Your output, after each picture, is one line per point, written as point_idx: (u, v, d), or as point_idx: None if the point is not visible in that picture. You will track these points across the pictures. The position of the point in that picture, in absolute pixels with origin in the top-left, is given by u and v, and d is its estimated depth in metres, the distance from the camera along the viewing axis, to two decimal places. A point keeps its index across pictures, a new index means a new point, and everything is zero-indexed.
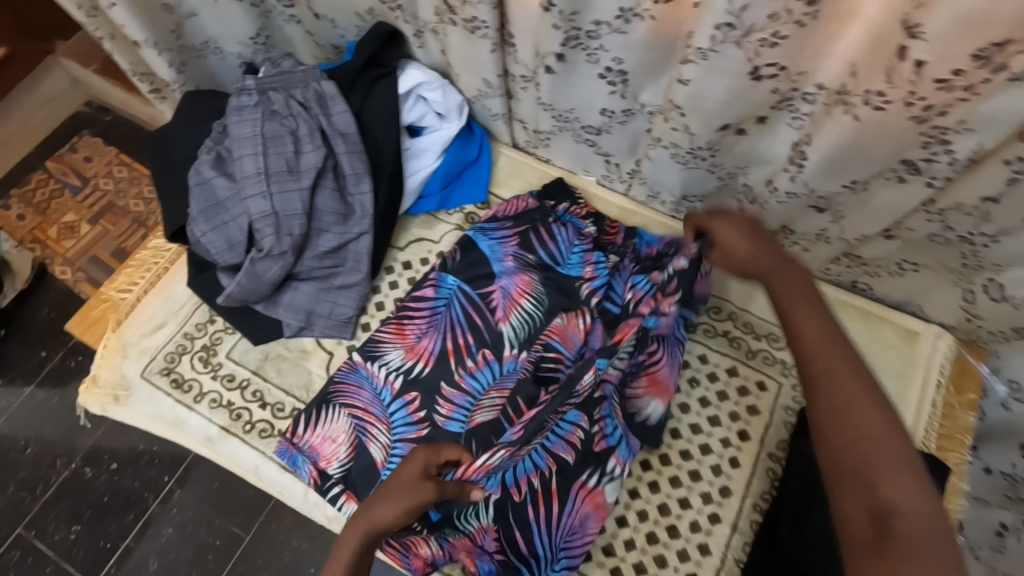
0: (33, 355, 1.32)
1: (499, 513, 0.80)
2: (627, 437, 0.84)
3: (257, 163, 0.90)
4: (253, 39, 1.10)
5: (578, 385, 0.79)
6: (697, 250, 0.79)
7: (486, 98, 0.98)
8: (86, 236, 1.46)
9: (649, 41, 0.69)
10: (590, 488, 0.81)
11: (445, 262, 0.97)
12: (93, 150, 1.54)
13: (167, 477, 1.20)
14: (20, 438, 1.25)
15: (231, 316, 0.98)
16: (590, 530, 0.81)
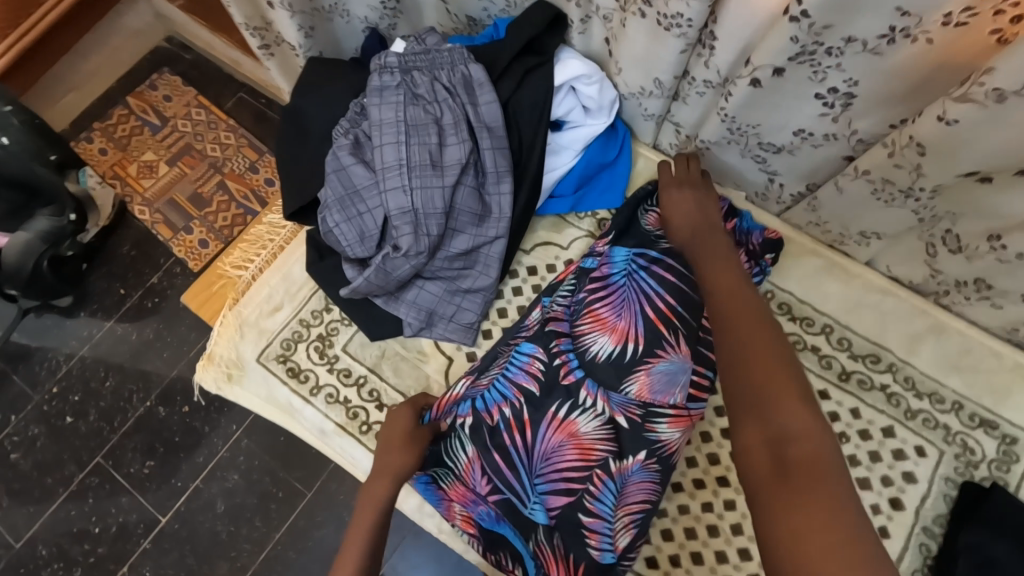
0: (112, 291, 1.29)
1: (477, 438, 0.83)
2: (590, 369, 0.80)
3: (398, 152, 0.83)
4: (383, 4, 1.00)
5: (527, 321, 0.90)
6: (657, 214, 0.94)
7: (646, 97, 0.87)
8: (164, 176, 1.39)
9: (906, 67, 0.59)
10: (561, 418, 0.80)
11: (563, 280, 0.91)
12: (172, 88, 1.45)
13: (235, 426, 1.16)
14: (100, 369, 1.24)
15: (349, 308, 0.93)
16: (566, 456, 0.79)
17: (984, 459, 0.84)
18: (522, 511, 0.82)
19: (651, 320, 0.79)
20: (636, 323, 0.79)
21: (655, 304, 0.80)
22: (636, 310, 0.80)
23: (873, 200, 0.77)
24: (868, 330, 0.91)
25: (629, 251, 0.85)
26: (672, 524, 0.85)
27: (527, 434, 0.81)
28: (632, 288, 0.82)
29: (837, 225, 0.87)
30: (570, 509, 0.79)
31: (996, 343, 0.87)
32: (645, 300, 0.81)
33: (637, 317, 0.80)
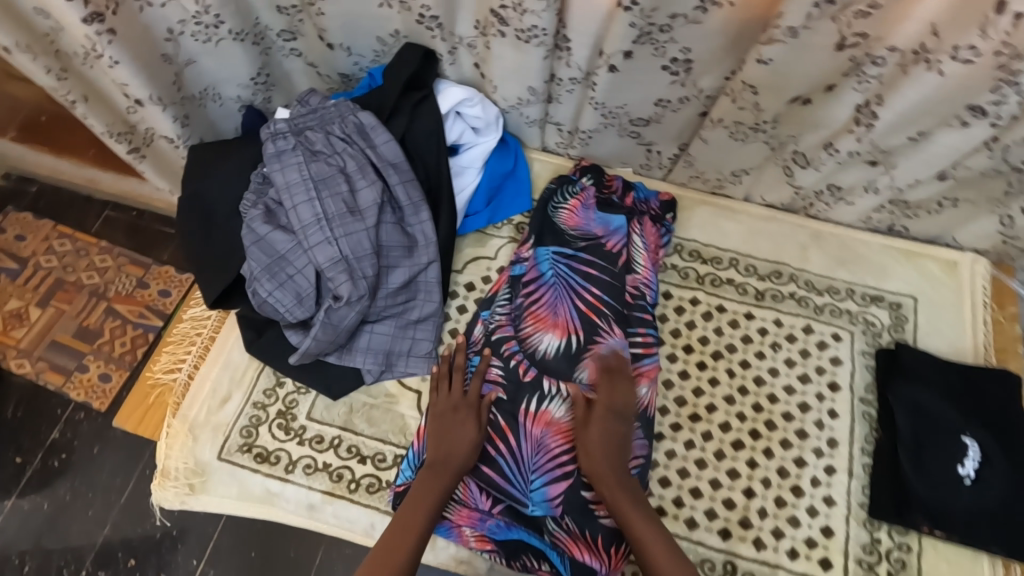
0: (7, 463, 1.15)
1: None
2: (549, 362, 0.90)
3: (314, 208, 0.85)
4: (254, 80, 1.03)
5: (472, 337, 0.94)
6: (565, 215, 1.00)
7: (525, 105, 0.97)
8: (38, 322, 1.27)
9: (723, 29, 0.72)
10: (535, 412, 0.87)
11: (494, 296, 0.97)
12: (23, 226, 1.35)
13: (196, 560, 1.06)
14: (13, 557, 1.09)
15: (304, 373, 0.92)
16: (551, 448, 0.85)
17: (883, 327, 0.99)
18: (524, 511, 0.84)
19: (584, 311, 0.92)
20: (572, 315, 0.92)
21: (584, 297, 0.93)
22: (569, 304, 0.93)
23: (734, 142, 0.91)
24: (765, 252, 1.04)
25: (549, 250, 0.96)
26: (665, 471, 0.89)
27: (510, 439, 0.86)
28: (560, 286, 0.94)
29: (713, 172, 1.02)
30: (570, 490, 0.83)
31: (858, 231, 1.05)
32: (575, 294, 0.93)
33: (571, 311, 0.93)
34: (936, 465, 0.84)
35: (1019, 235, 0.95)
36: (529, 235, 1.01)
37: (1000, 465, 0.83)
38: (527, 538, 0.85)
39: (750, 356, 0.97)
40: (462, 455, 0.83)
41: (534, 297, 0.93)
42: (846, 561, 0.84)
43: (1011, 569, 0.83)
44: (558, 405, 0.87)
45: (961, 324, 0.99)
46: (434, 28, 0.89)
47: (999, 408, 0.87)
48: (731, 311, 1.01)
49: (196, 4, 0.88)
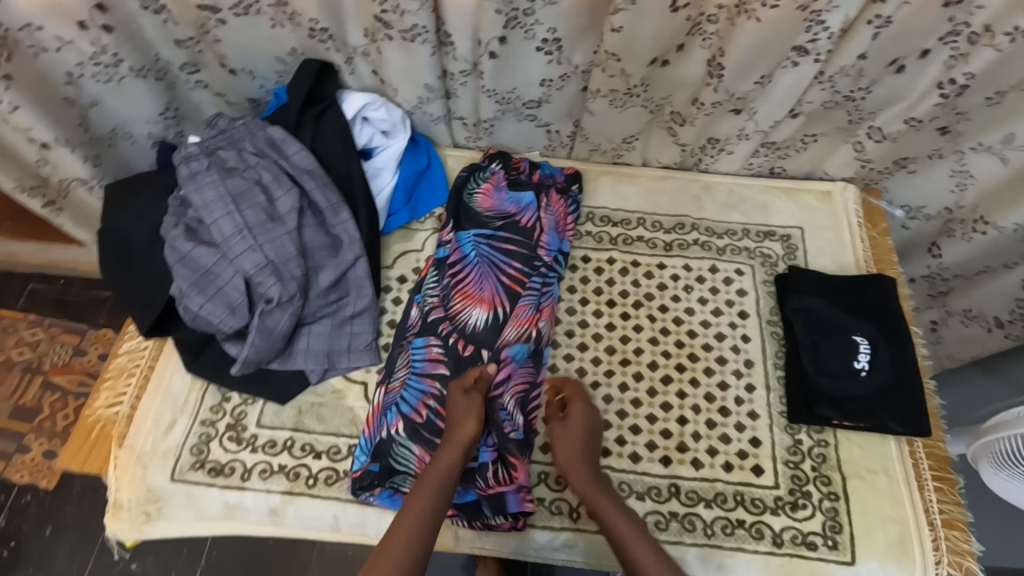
0: None
1: (415, 436, 0.89)
2: (483, 334, 0.96)
3: (234, 220, 0.89)
4: (164, 115, 1.06)
5: (408, 321, 1.00)
6: (479, 196, 1.08)
7: (427, 103, 1.04)
8: None
9: (577, 7, 0.85)
10: None
11: (421, 280, 1.03)
12: None
13: None
14: None
15: (247, 384, 0.94)
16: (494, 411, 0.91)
17: (778, 258, 1.11)
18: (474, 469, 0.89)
19: (507, 284, 1.00)
20: (497, 289, 0.99)
21: (506, 271, 1.01)
22: (493, 280, 1.00)
23: (616, 109, 1.01)
24: (667, 207, 1.15)
25: (470, 233, 1.04)
26: (605, 414, 0.96)
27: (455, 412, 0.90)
28: (483, 264, 1.01)
29: (607, 142, 1.11)
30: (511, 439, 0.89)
31: (745, 177, 1.17)
32: (498, 269, 1.01)
33: (496, 286, 1.00)
34: (834, 364, 0.95)
35: (873, 158, 1.08)
36: (448, 220, 1.07)
37: (885, 354, 0.95)
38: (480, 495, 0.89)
39: (667, 300, 1.06)
40: (465, 436, 0.81)
41: (460, 278, 1.00)
42: (775, 464, 0.92)
43: (914, 444, 0.94)
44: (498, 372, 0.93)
45: (842, 244, 1.11)
46: (328, 40, 0.97)
47: (880, 306, 1.00)
48: (645, 264, 1.10)
49: (92, 45, 0.91)
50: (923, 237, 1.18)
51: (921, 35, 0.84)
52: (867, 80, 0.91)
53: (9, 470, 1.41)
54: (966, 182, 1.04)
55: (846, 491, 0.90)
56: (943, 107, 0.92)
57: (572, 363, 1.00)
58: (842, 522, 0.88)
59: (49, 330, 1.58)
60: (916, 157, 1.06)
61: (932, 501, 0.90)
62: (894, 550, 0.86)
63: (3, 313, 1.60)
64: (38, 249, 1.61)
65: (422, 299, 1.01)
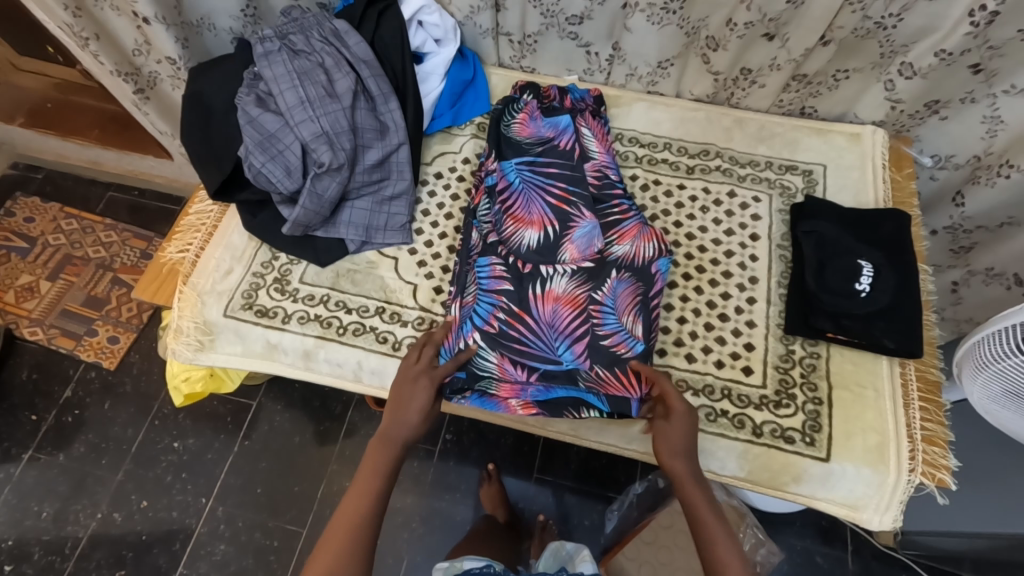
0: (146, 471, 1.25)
1: (490, 347, 0.94)
2: (536, 246, 1.00)
3: (298, 94, 1.01)
4: (243, 12, 1.18)
5: (469, 245, 1.06)
6: (516, 128, 1.13)
7: (478, 13, 1.14)
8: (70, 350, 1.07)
9: None
10: (542, 293, 0.96)
11: (473, 208, 1.10)
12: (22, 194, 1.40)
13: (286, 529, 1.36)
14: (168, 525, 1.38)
15: (294, 246, 1.07)
16: (564, 318, 0.95)
17: (798, 190, 1.15)
18: (557, 371, 0.94)
19: (554, 204, 1.04)
20: (545, 210, 1.03)
21: (552, 192, 1.05)
22: (540, 202, 1.04)
23: (652, 27, 1.07)
24: (694, 135, 1.21)
25: (513, 162, 1.09)
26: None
27: (527, 320, 0.95)
28: (528, 189, 1.06)
29: (643, 65, 1.18)
30: (591, 344, 0.94)
31: (775, 114, 1.22)
32: (543, 191, 1.05)
33: (542, 207, 1.04)
34: (835, 282, 1.00)
35: (904, 98, 1.10)
36: (490, 152, 1.13)
37: (888, 276, 0.99)
38: (567, 393, 0.96)
39: (683, 217, 1.12)
40: (406, 430, 0.90)
41: (507, 199, 1.06)
42: (765, 368, 0.98)
43: (906, 366, 0.98)
44: (562, 283, 0.97)
45: (863, 181, 1.15)
46: None
47: (892, 234, 1.03)
48: (666, 183, 1.16)
49: None
50: (950, 186, 1.19)
51: None
52: (900, 6, 0.94)
53: (78, 349, 1.60)
54: (996, 128, 1.06)
55: (830, 398, 0.95)
56: (974, 38, 0.94)
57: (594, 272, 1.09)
58: (822, 423, 0.93)
59: (122, 235, 1.78)
60: (949, 100, 1.07)
61: (915, 418, 0.94)
62: (871, 455, 0.91)
63: (84, 215, 1.81)
64: (120, 159, 1.79)
65: (478, 223, 1.07)
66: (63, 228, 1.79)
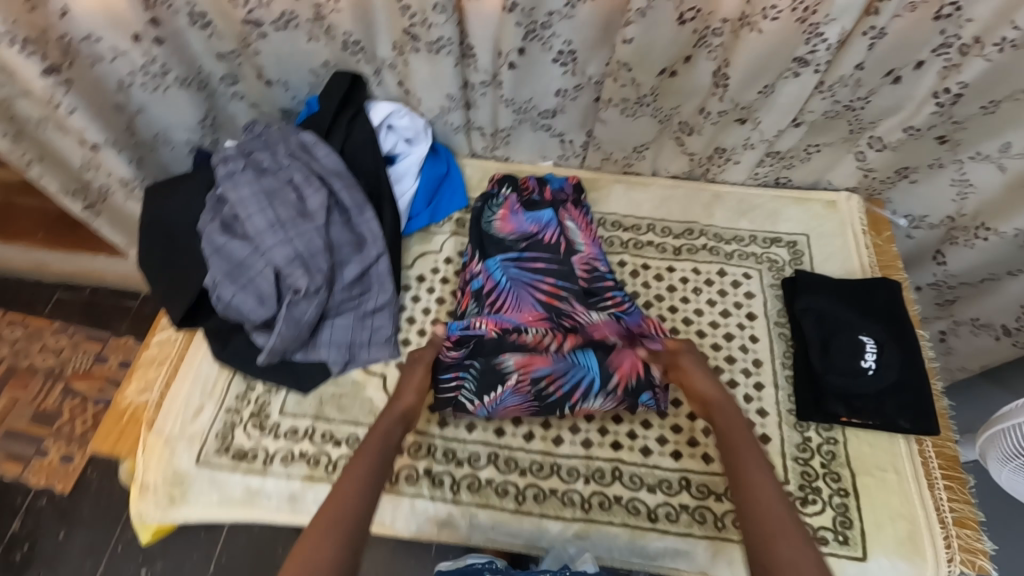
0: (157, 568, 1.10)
1: (512, 410, 0.94)
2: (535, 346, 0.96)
3: (267, 216, 0.95)
4: (202, 122, 1.14)
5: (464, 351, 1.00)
6: (498, 224, 1.10)
7: (448, 112, 1.11)
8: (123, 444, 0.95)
9: (592, 20, 0.91)
10: (553, 380, 0.94)
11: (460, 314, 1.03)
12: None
13: None
14: None
15: (271, 375, 0.98)
16: (582, 394, 0.94)
17: (785, 262, 1.14)
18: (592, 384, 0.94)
19: (544, 300, 1.01)
20: (536, 307, 1.01)
21: (541, 288, 1.02)
22: (530, 299, 1.02)
23: (627, 119, 1.06)
24: (676, 214, 1.19)
25: (497, 259, 1.05)
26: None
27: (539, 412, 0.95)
28: (517, 286, 1.03)
29: (619, 150, 1.17)
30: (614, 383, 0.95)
31: (751, 186, 1.22)
32: (532, 287, 1.02)
33: (534, 304, 1.01)
34: (842, 361, 0.97)
35: (875, 167, 1.12)
36: (473, 251, 1.08)
37: (892, 352, 0.97)
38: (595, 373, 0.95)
39: (677, 301, 1.10)
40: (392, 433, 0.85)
41: (498, 299, 1.02)
42: (784, 461, 0.94)
43: (924, 443, 0.95)
44: (567, 370, 0.95)
45: (846, 249, 1.15)
46: (358, 52, 1.03)
47: (887, 305, 1.03)
48: (655, 267, 1.13)
49: (143, 56, 0.99)
50: (927, 246, 1.20)
51: (915, 47, 0.89)
52: (866, 90, 0.96)
53: (27, 472, 1.44)
54: (966, 191, 1.08)
55: (856, 488, 0.91)
56: (940, 116, 0.96)
57: None
58: (852, 518, 0.89)
59: (73, 338, 1.63)
60: (917, 167, 1.10)
61: (942, 500, 0.90)
62: (904, 545, 0.87)
63: (31, 320, 1.66)
64: (66, 259, 1.66)
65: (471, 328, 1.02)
66: (7, 334, 1.64)
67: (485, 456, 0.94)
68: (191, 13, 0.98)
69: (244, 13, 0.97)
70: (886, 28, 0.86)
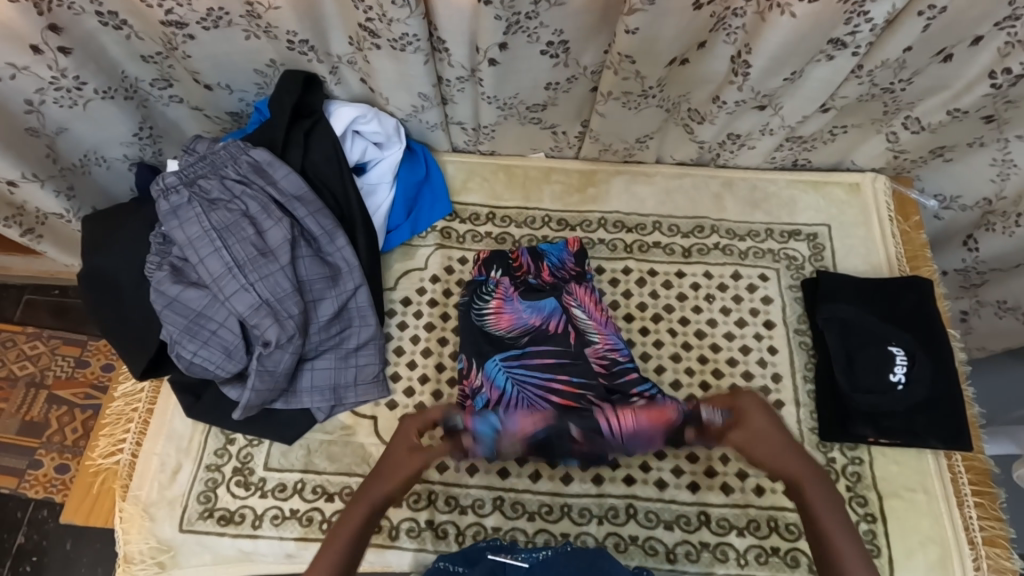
0: None
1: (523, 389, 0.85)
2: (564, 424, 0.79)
3: (223, 258, 0.83)
4: (138, 135, 0.98)
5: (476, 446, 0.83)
6: (490, 315, 0.91)
7: (422, 111, 0.95)
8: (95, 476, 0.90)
9: (586, 6, 0.76)
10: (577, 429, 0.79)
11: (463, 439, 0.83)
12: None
13: None
14: None
15: (251, 427, 0.90)
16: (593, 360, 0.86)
17: (805, 259, 1.03)
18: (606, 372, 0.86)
19: (561, 403, 0.83)
20: (553, 408, 0.83)
21: (553, 389, 0.85)
22: (544, 403, 0.84)
23: (629, 111, 0.92)
24: (685, 209, 1.06)
25: (497, 359, 0.87)
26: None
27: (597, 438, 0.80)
28: (524, 394, 0.85)
29: (620, 142, 1.02)
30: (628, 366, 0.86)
31: (766, 172, 1.09)
32: (542, 391, 0.85)
33: (548, 404, 0.83)
34: (869, 376, 0.90)
35: (907, 149, 0.99)
36: (469, 358, 0.89)
37: (924, 364, 0.89)
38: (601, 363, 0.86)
39: (688, 312, 1.00)
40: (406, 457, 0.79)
41: (506, 406, 0.83)
42: None
43: (953, 458, 0.89)
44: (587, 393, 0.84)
45: (871, 240, 1.04)
46: (308, 52, 0.87)
47: (919, 308, 0.94)
48: (663, 273, 1.03)
49: (50, 70, 0.83)
50: (958, 229, 1.10)
51: (975, 21, 0.75)
52: (910, 71, 0.83)
53: (23, 487, 1.30)
54: (1009, 171, 0.97)
55: (883, 512, 0.87)
56: (993, 98, 0.84)
57: None
58: (879, 545, 0.85)
59: (50, 342, 1.42)
60: (955, 146, 0.97)
61: (972, 519, 0.86)
62: (934, 571, 0.83)
63: (0, 327, 1.43)
64: (25, 263, 1.44)
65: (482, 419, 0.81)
66: None
67: (489, 502, 0.88)
68: (99, 12, 0.81)
69: (162, 14, 0.80)
70: (947, 8, 0.74)
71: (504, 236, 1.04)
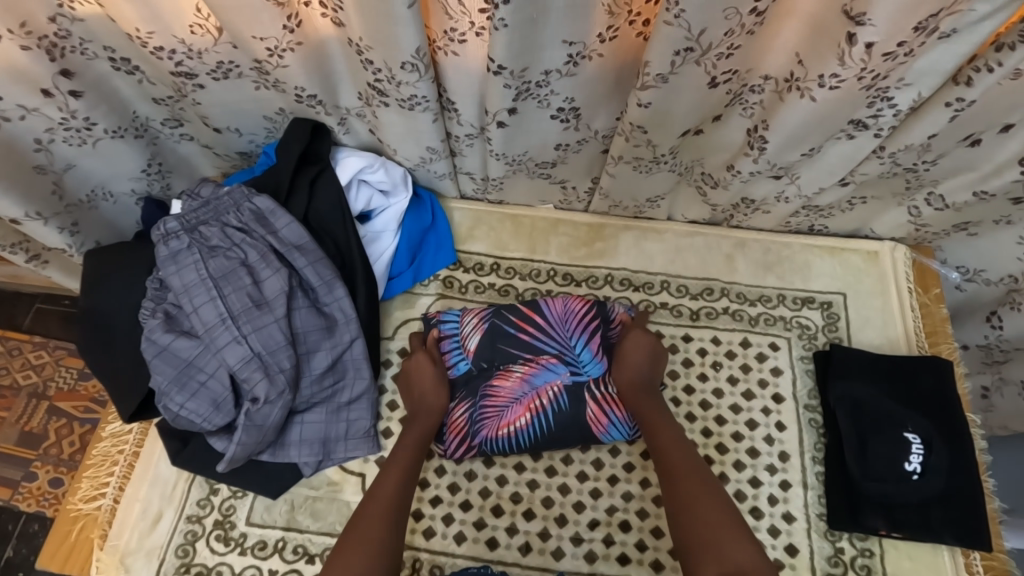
0: None
1: (489, 350, 0.93)
2: (537, 373, 0.90)
3: (217, 308, 0.82)
4: (146, 171, 0.98)
5: (455, 407, 0.90)
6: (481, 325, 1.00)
7: (429, 163, 0.94)
8: (74, 522, 0.88)
9: (598, 77, 0.75)
10: (536, 365, 0.91)
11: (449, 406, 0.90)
12: None
13: None
14: None
15: (236, 480, 0.87)
16: (559, 325, 0.92)
17: (818, 329, 0.99)
18: (569, 340, 0.92)
19: (529, 353, 0.92)
20: (523, 357, 0.92)
21: (521, 342, 0.92)
22: (515, 355, 0.92)
23: (640, 175, 0.90)
24: (694, 270, 1.03)
25: (458, 311, 0.97)
26: (595, 482, 0.90)
27: (537, 319, 0.93)
28: (495, 347, 0.93)
29: (630, 200, 1.00)
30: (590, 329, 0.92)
31: (780, 235, 1.05)
32: (510, 342, 0.92)
33: (518, 356, 0.92)
34: (882, 464, 0.85)
35: (928, 223, 0.95)
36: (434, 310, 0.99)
37: (941, 455, 0.85)
38: (563, 323, 0.93)
39: (694, 379, 0.96)
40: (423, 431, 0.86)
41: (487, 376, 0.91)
42: None
43: (971, 556, 0.84)
44: (551, 349, 0.92)
45: (889, 313, 0.99)
46: (317, 104, 0.87)
47: (938, 392, 0.89)
48: (670, 336, 0.99)
49: (60, 111, 0.83)
50: (981, 304, 1.05)
51: (1006, 109, 0.72)
52: (934, 153, 0.81)
53: (16, 498, 1.27)
54: None
55: None
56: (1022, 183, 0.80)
57: (600, 500, 0.89)
58: None
59: (55, 353, 1.39)
60: (980, 222, 0.93)
61: None
62: None
63: (7, 334, 1.40)
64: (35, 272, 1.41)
65: (461, 366, 0.93)
66: None
67: None
68: (112, 57, 0.82)
69: (171, 65, 0.80)
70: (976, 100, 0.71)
71: (507, 289, 1.02)
